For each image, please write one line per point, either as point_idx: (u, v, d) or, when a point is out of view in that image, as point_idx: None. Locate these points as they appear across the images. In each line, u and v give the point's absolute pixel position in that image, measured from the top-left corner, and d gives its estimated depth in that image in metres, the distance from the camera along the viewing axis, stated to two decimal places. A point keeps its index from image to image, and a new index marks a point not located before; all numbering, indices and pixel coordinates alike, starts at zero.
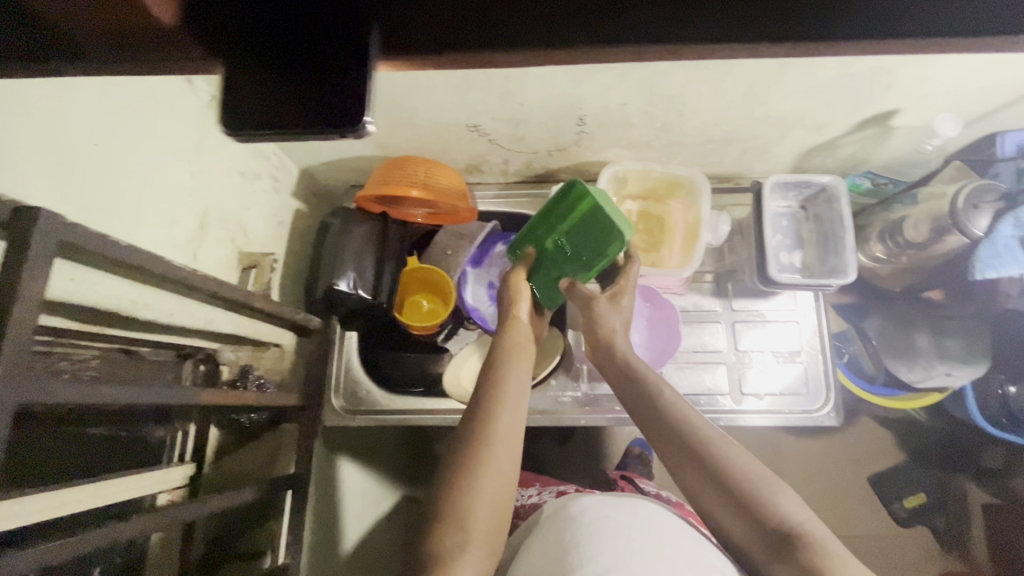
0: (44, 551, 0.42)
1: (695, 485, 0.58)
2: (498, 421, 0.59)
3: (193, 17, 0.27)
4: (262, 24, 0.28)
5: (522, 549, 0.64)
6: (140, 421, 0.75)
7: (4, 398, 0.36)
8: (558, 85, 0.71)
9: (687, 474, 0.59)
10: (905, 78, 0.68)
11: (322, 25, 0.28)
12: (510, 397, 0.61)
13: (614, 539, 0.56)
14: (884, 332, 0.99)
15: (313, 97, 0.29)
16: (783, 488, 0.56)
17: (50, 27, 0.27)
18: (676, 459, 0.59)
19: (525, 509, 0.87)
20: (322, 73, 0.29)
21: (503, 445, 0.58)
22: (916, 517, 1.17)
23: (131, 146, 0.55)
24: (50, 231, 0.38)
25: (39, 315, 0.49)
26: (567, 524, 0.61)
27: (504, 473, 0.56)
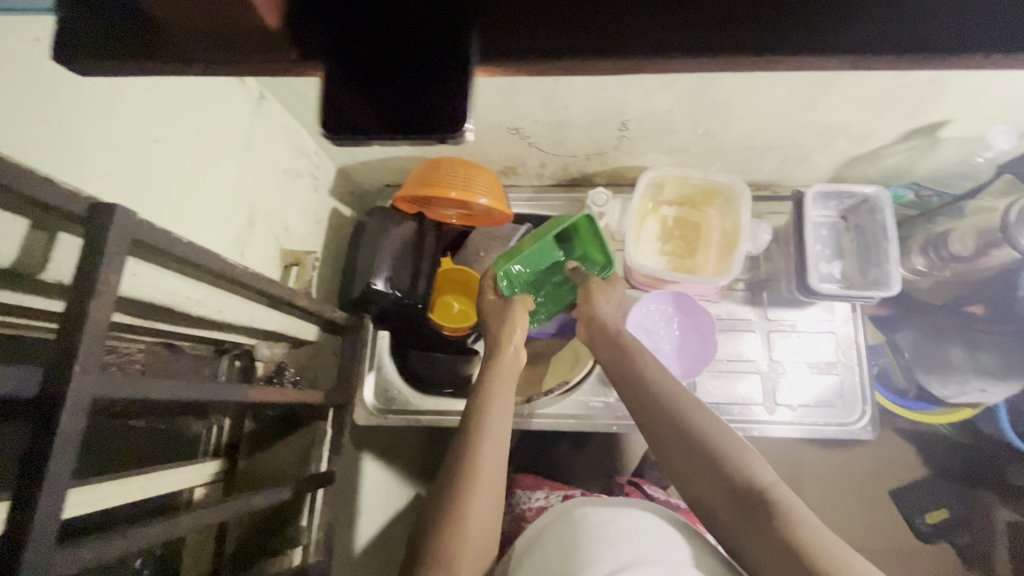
0: (115, 544, 0.42)
1: (678, 465, 0.62)
2: (485, 450, 0.62)
3: (300, 23, 0.28)
4: (369, 30, 0.28)
5: (523, 551, 0.64)
6: (178, 415, 0.75)
7: (80, 393, 0.36)
8: (605, 90, 0.71)
9: (668, 445, 0.63)
10: (960, 89, 0.67)
11: (429, 32, 0.28)
12: (494, 411, 0.66)
13: (614, 546, 0.56)
14: (916, 345, 0.99)
15: (414, 102, 0.28)
16: (759, 460, 0.59)
17: (159, 29, 0.28)
18: (660, 430, 0.64)
19: (530, 513, 0.85)
20: (426, 79, 0.28)
21: (491, 478, 0.60)
22: (939, 533, 1.14)
23: (194, 144, 0.56)
24: (125, 227, 0.38)
25: (115, 313, 0.53)
26: (570, 529, 0.61)
27: (490, 483, 0.60)
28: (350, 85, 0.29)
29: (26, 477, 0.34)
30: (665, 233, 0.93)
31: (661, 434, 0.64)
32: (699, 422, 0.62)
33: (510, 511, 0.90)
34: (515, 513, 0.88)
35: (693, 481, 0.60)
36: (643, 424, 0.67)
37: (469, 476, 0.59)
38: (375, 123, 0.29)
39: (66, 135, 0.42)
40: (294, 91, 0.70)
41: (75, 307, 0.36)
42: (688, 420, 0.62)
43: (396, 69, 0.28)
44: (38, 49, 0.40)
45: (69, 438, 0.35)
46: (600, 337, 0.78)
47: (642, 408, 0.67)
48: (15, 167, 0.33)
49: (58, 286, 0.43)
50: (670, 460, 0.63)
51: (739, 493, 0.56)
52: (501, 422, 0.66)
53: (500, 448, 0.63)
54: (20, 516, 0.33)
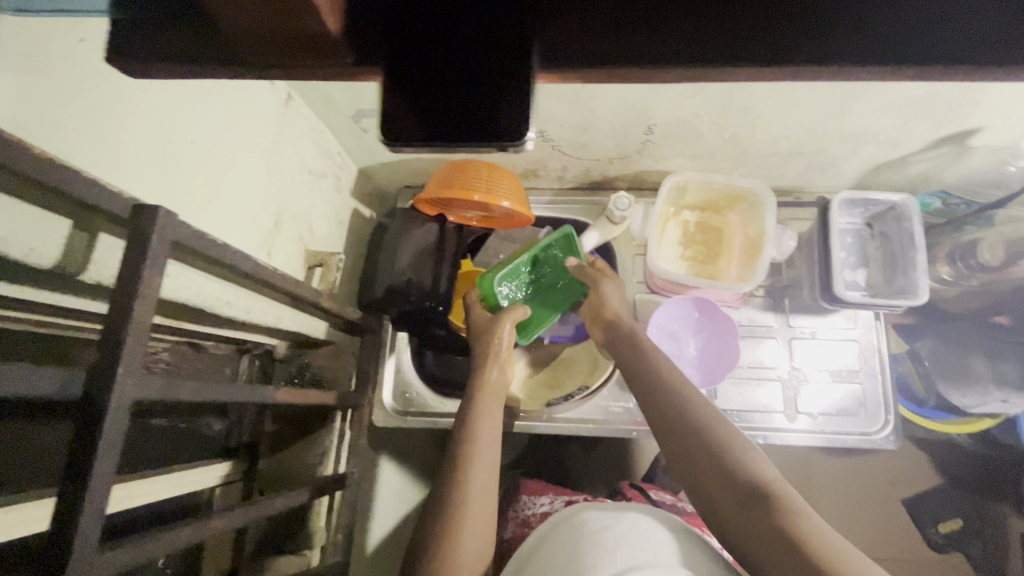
0: (152, 547, 0.42)
1: (677, 457, 0.63)
2: (473, 479, 0.63)
3: (359, 32, 0.28)
4: (428, 38, 0.29)
5: (529, 556, 0.64)
6: (199, 414, 0.76)
7: (123, 396, 0.36)
8: (634, 94, 0.71)
9: (671, 437, 0.64)
10: (995, 98, 0.66)
11: (492, 42, 0.29)
12: (479, 439, 0.67)
13: (613, 552, 0.56)
14: (937, 353, 0.97)
15: (477, 111, 0.29)
16: (754, 453, 0.60)
17: (216, 33, 0.28)
18: (663, 422, 0.65)
19: (535, 519, 0.84)
20: (492, 88, 0.29)
21: (480, 509, 0.62)
22: (952, 543, 1.13)
23: (228, 145, 0.56)
24: (167, 230, 0.38)
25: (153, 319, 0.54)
26: (573, 535, 0.61)
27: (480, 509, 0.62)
28: (407, 103, 0.29)
29: (70, 479, 0.34)
30: (686, 238, 0.92)
31: (665, 425, 0.65)
32: (706, 416, 0.63)
33: (515, 516, 0.89)
34: (521, 518, 0.87)
35: (694, 475, 0.61)
36: (647, 418, 0.68)
37: (459, 507, 0.61)
38: (437, 130, 0.29)
39: (108, 137, 0.42)
40: (322, 91, 0.70)
41: (118, 309, 0.36)
42: (695, 414, 0.63)
43: (457, 83, 0.29)
44: (82, 49, 0.39)
45: (112, 440, 0.35)
46: (609, 335, 0.79)
47: (648, 400, 0.68)
48: (66, 169, 0.33)
49: (97, 286, 0.43)
50: (672, 453, 0.63)
51: (741, 486, 0.57)
52: (486, 445, 0.67)
53: (490, 471, 0.65)
54: (65, 518, 0.33)
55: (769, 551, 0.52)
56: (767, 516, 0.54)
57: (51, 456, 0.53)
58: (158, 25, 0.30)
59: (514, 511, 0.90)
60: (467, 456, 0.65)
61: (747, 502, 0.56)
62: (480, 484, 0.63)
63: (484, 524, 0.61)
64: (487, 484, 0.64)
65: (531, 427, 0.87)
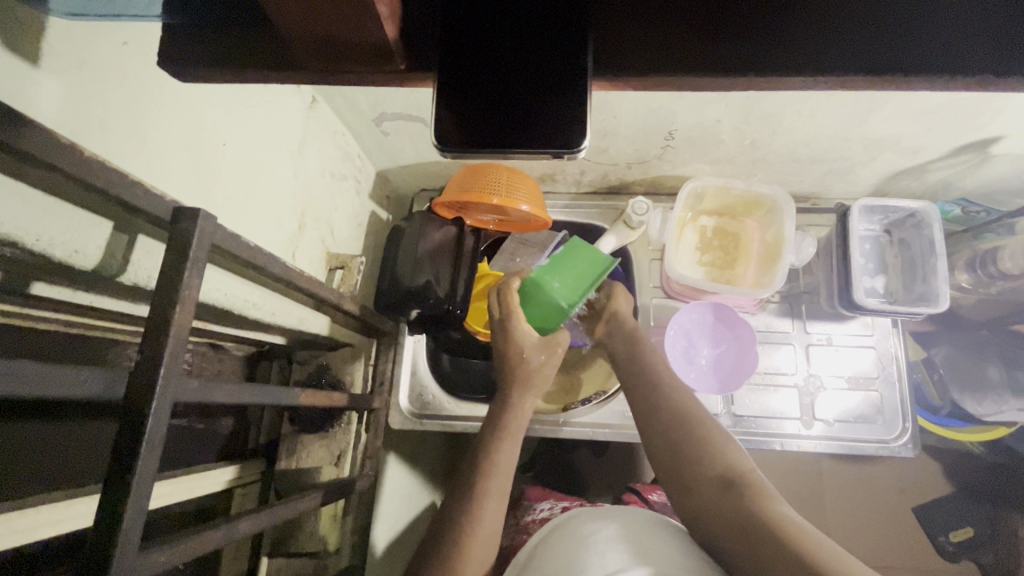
0: (186, 547, 0.42)
1: (659, 449, 0.67)
2: (484, 509, 0.62)
3: (412, 43, 0.30)
4: (483, 51, 0.31)
5: (528, 560, 0.63)
6: (217, 415, 0.76)
7: (162, 400, 0.36)
8: (656, 101, 0.71)
9: (662, 435, 0.67)
10: (1021, 106, 0.66)
11: (545, 55, 0.31)
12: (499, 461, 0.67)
13: (603, 552, 0.55)
14: (952, 362, 0.96)
15: (534, 117, 0.31)
16: (734, 446, 0.64)
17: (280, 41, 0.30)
18: (656, 420, 0.69)
19: (534, 524, 0.82)
20: (555, 92, 0.31)
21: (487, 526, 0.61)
22: (963, 551, 1.12)
23: (257, 148, 0.57)
24: (207, 232, 0.38)
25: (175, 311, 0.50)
26: (569, 539, 0.60)
27: (492, 524, 0.62)
28: (456, 113, 0.31)
29: (114, 481, 0.34)
30: (704, 243, 0.92)
31: (658, 425, 0.68)
32: (699, 418, 0.67)
33: (516, 520, 0.89)
34: (521, 525, 0.86)
35: (682, 471, 0.64)
36: (641, 418, 0.71)
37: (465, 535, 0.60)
38: (500, 139, 0.31)
39: (145, 138, 0.42)
40: (346, 94, 0.70)
41: (160, 312, 0.37)
42: (689, 415, 0.67)
43: (518, 91, 0.31)
44: (124, 52, 0.40)
45: (153, 443, 0.35)
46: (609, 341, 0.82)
47: (642, 400, 0.71)
48: (114, 172, 0.33)
49: (134, 287, 0.44)
50: (661, 451, 0.67)
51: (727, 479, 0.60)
52: (501, 477, 0.66)
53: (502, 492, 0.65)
54: (108, 520, 0.33)
55: (741, 532, 0.54)
56: (744, 501, 0.57)
57: (94, 453, 0.56)
58: (216, 39, 0.31)
59: (517, 517, 0.89)
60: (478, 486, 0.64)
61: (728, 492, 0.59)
62: (490, 517, 0.62)
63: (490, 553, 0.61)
64: (496, 517, 0.63)
65: (545, 431, 0.87)
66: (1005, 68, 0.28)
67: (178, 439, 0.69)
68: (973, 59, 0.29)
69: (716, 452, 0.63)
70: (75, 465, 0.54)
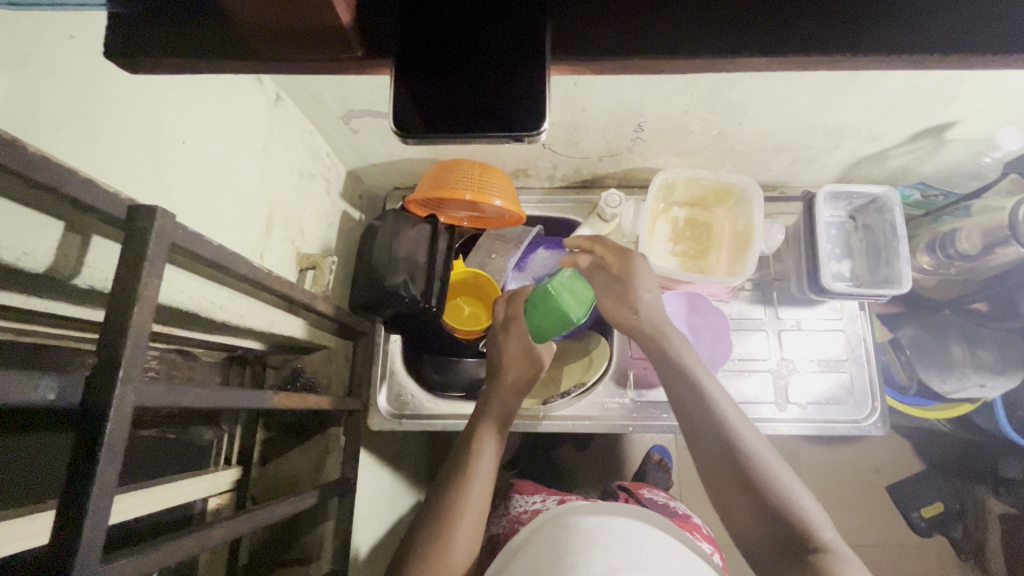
0: (157, 557, 0.41)
1: (710, 461, 0.64)
2: (467, 507, 0.66)
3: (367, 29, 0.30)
4: (441, 38, 0.30)
5: (518, 548, 0.67)
6: (192, 423, 0.74)
7: (124, 404, 0.35)
8: (624, 92, 0.71)
9: (724, 485, 0.62)
10: (972, 91, 0.68)
11: (506, 39, 0.30)
12: (478, 476, 0.68)
13: (607, 546, 0.60)
14: (918, 343, 1.00)
15: (496, 100, 0.31)
16: (798, 485, 0.60)
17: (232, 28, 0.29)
18: (717, 468, 0.63)
19: (525, 515, 0.83)
20: (518, 75, 0.30)
21: (469, 525, 0.65)
22: (934, 527, 1.16)
23: (220, 147, 0.55)
24: (165, 230, 0.37)
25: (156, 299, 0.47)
26: (566, 530, 0.64)
27: (472, 529, 0.65)
28: (416, 100, 0.31)
29: (71, 489, 0.33)
30: (676, 234, 0.93)
31: (711, 437, 0.64)
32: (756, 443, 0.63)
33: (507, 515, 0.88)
34: (512, 515, 0.86)
35: (735, 494, 0.61)
36: (688, 422, 0.67)
37: (446, 534, 0.63)
38: (462, 122, 0.31)
39: (98, 136, 0.41)
40: (312, 91, 0.69)
41: (117, 314, 0.35)
42: (756, 466, 0.61)
43: (481, 79, 0.31)
44: (72, 47, 0.39)
45: (114, 450, 0.34)
46: (648, 347, 0.74)
47: (695, 407, 0.66)
48: (63, 168, 0.31)
49: (89, 290, 0.42)
50: (721, 497, 0.63)
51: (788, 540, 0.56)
52: (482, 486, 0.68)
53: (484, 499, 0.67)
54: (68, 531, 0.32)
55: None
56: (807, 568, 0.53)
57: (51, 467, 0.53)
58: (164, 29, 0.30)
59: (507, 508, 0.89)
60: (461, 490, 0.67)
61: (788, 558, 0.55)
62: (471, 517, 0.65)
63: (474, 539, 0.65)
64: (477, 517, 0.66)
65: (530, 426, 0.87)
66: (946, 45, 0.29)
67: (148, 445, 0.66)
68: (917, 36, 0.29)
69: (780, 508, 0.58)
70: (29, 481, 0.51)
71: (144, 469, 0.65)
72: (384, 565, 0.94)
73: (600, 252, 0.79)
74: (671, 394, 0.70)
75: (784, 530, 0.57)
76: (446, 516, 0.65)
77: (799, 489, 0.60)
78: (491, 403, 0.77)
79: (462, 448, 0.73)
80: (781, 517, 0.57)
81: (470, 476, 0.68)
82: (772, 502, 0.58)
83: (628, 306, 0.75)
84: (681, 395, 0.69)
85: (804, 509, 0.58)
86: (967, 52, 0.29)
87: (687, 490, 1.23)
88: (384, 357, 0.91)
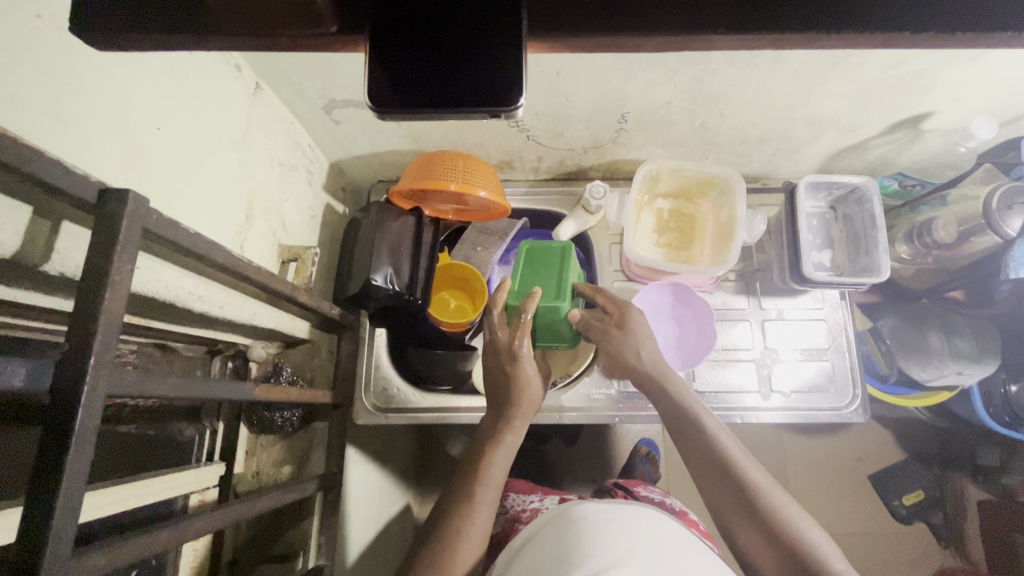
0: (130, 550, 0.40)
1: (710, 482, 0.67)
2: (478, 505, 0.66)
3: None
4: (415, 10, 0.30)
5: (524, 548, 0.67)
6: (171, 418, 0.72)
7: (95, 392, 0.34)
8: (608, 82, 0.71)
9: (733, 515, 0.64)
10: (948, 81, 0.70)
11: (483, 9, 0.30)
12: (490, 481, 0.68)
13: (612, 540, 0.60)
14: (897, 332, 1.02)
15: (473, 74, 0.31)
16: (801, 511, 0.62)
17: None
18: (726, 502, 0.65)
19: (525, 514, 0.83)
20: (495, 48, 0.30)
21: (478, 527, 0.65)
22: (915, 514, 1.18)
23: (196, 133, 0.54)
24: (136, 213, 0.36)
25: (131, 288, 0.46)
26: (570, 526, 0.64)
27: (482, 531, 0.65)
28: (392, 75, 0.31)
29: (40, 477, 0.32)
30: (661, 225, 0.93)
31: (708, 461, 0.67)
32: (753, 468, 0.65)
33: (501, 512, 0.88)
34: (508, 515, 0.86)
35: (737, 515, 0.64)
36: (686, 445, 0.70)
37: (455, 535, 0.63)
38: (437, 98, 0.31)
39: (65, 119, 0.40)
40: (292, 81, 0.68)
41: (86, 301, 0.34)
42: (761, 499, 0.63)
43: (456, 57, 0.31)
44: (38, 26, 0.38)
45: (84, 438, 0.33)
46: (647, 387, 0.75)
47: (692, 432, 0.69)
48: (30, 148, 0.31)
49: (59, 278, 0.41)
50: (732, 527, 0.65)
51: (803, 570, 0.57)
52: (494, 484, 0.68)
53: (492, 507, 0.67)
54: (38, 518, 0.31)
55: None
56: None
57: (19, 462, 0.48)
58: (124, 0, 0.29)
59: (502, 506, 0.89)
60: (473, 497, 0.67)
61: None
62: (481, 513, 0.65)
63: (482, 543, 0.64)
64: (487, 514, 0.66)
65: (555, 419, 0.88)
66: (925, 18, 0.29)
67: (123, 441, 0.64)
68: (896, 11, 0.29)
69: (782, 532, 0.60)
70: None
71: (118, 465, 0.62)
72: (374, 561, 0.93)
73: (601, 302, 0.81)
74: (670, 432, 0.71)
75: (789, 552, 0.59)
76: (457, 518, 0.65)
77: (802, 515, 0.62)
78: (505, 422, 0.74)
79: (474, 449, 0.73)
80: (790, 545, 0.59)
81: (478, 486, 0.68)
82: (780, 532, 0.60)
83: (630, 350, 0.76)
84: (680, 431, 0.70)
85: (807, 534, 0.60)
86: (967, 30, 0.29)
87: (674, 483, 1.24)
88: (370, 351, 0.90)
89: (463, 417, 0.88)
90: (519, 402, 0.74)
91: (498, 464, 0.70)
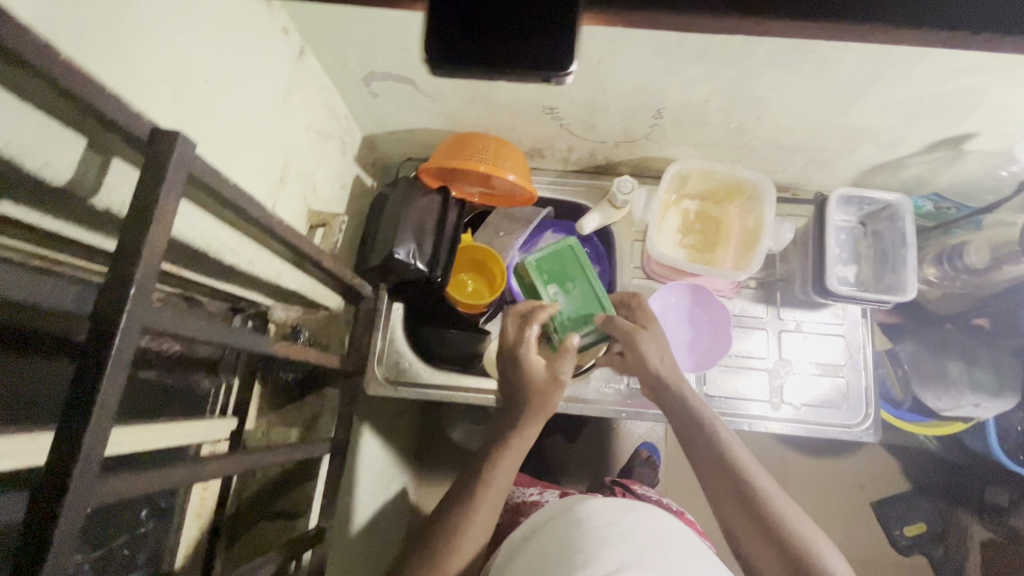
0: (148, 480, 0.42)
1: (715, 487, 0.66)
2: (483, 503, 0.66)
3: None
4: None
5: (524, 543, 0.68)
6: (193, 368, 0.75)
7: (129, 325, 0.35)
8: (647, 75, 0.71)
9: (738, 521, 0.64)
10: (997, 101, 0.68)
11: None
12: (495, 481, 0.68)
13: (619, 545, 0.60)
14: (917, 359, 1.01)
15: (527, 37, 0.31)
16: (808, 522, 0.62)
17: None
18: (728, 505, 0.65)
19: (526, 505, 0.83)
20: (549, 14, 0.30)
21: (479, 524, 0.65)
22: (915, 546, 1.16)
23: (240, 89, 0.56)
24: (183, 158, 0.37)
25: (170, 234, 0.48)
26: (575, 525, 0.64)
27: (482, 525, 0.65)
28: (442, 33, 0.31)
29: (73, 401, 0.33)
30: (686, 226, 0.93)
31: (715, 466, 0.67)
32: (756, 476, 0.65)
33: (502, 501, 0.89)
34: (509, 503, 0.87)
35: (741, 520, 0.64)
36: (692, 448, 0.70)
37: (458, 528, 0.64)
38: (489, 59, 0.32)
39: (125, 60, 0.41)
40: (335, 48, 0.69)
41: (130, 235, 0.36)
42: (763, 502, 0.63)
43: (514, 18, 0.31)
44: None
45: (118, 369, 0.35)
46: (658, 390, 0.75)
47: (700, 437, 0.69)
48: (93, 82, 0.32)
49: (107, 213, 0.43)
50: (733, 529, 0.65)
51: None
52: (497, 490, 0.68)
53: (495, 509, 0.67)
54: (68, 438, 0.32)
55: None
56: None
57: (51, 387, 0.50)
58: None
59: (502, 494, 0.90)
60: (475, 495, 0.67)
61: None
62: (485, 509, 0.66)
63: (480, 541, 0.65)
64: (489, 510, 0.66)
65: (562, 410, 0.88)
66: None
67: (143, 385, 0.66)
68: None
69: (787, 540, 0.60)
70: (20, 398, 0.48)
71: (138, 407, 0.65)
72: (372, 532, 0.95)
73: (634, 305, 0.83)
74: (678, 435, 0.72)
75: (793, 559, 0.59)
76: (457, 525, 0.64)
77: (808, 527, 0.61)
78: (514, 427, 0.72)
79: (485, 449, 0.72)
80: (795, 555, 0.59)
81: (483, 485, 0.67)
82: (786, 541, 0.60)
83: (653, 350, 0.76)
84: (688, 435, 0.70)
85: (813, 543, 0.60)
86: None
87: (672, 488, 1.24)
88: (385, 325, 0.91)
89: (470, 398, 0.89)
90: (530, 402, 0.73)
91: (503, 467, 0.69)
